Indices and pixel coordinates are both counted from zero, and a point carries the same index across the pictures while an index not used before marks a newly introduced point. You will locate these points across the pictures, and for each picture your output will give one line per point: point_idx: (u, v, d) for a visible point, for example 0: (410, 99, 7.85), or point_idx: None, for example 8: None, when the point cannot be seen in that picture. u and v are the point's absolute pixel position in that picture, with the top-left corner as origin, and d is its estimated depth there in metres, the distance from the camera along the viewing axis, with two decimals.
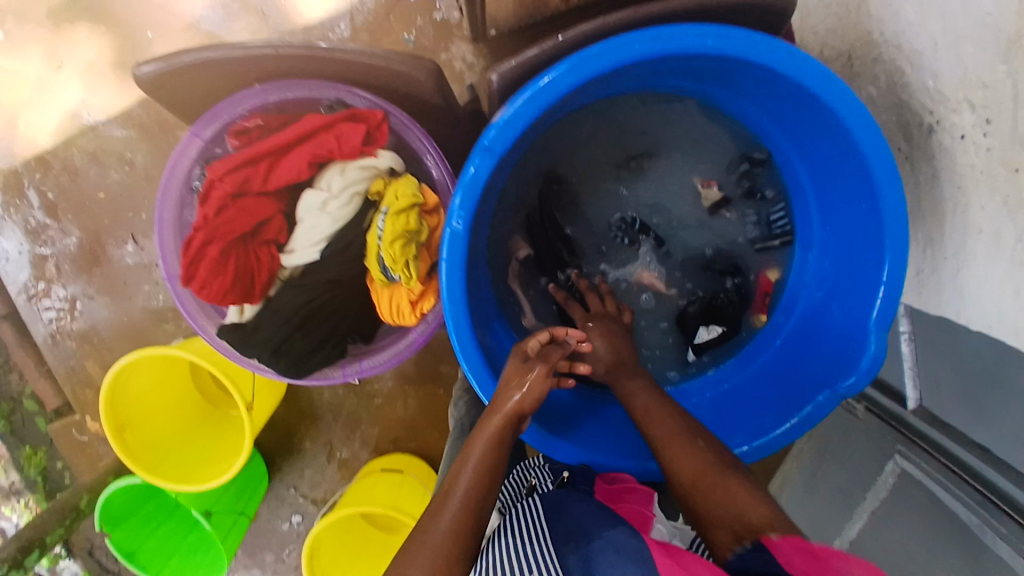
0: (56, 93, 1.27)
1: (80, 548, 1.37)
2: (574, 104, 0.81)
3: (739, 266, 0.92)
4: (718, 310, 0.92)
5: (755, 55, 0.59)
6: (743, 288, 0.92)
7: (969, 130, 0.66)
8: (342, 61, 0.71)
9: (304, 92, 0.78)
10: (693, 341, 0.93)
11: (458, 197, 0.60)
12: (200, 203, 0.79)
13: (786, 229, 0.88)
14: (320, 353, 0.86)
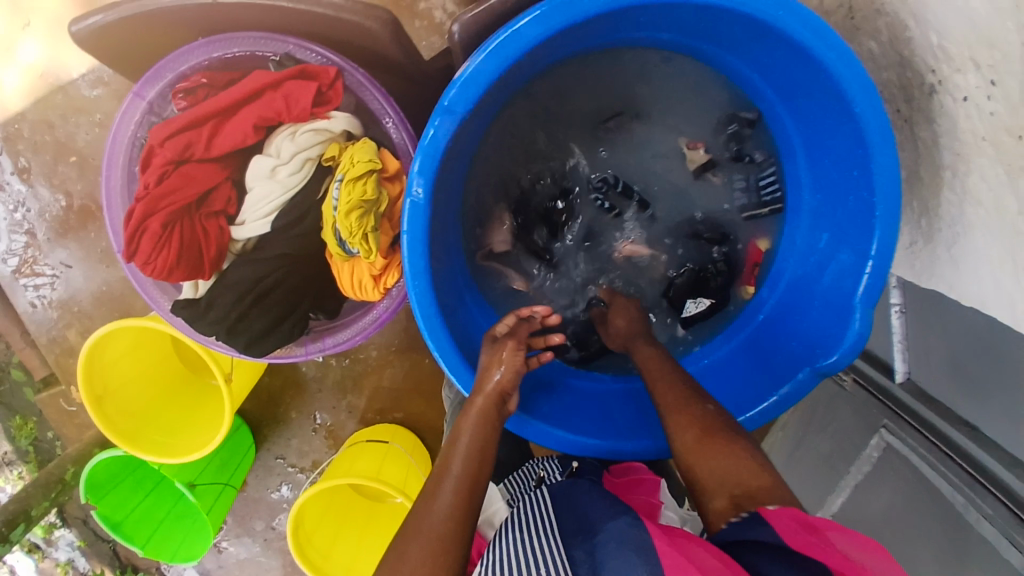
0: (22, 54, 1.21)
1: (75, 518, 1.36)
2: (553, 58, 0.75)
3: (727, 235, 0.87)
4: (706, 282, 0.87)
5: (734, 4, 0.56)
6: (730, 260, 0.86)
7: (972, 92, 0.62)
8: (287, 14, 0.69)
9: (249, 48, 0.75)
10: (681, 315, 0.88)
11: (418, 161, 0.59)
12: (143, 171, 0.76)
13: (776, 199, 0.83)
14: (280, 330, 0.82)
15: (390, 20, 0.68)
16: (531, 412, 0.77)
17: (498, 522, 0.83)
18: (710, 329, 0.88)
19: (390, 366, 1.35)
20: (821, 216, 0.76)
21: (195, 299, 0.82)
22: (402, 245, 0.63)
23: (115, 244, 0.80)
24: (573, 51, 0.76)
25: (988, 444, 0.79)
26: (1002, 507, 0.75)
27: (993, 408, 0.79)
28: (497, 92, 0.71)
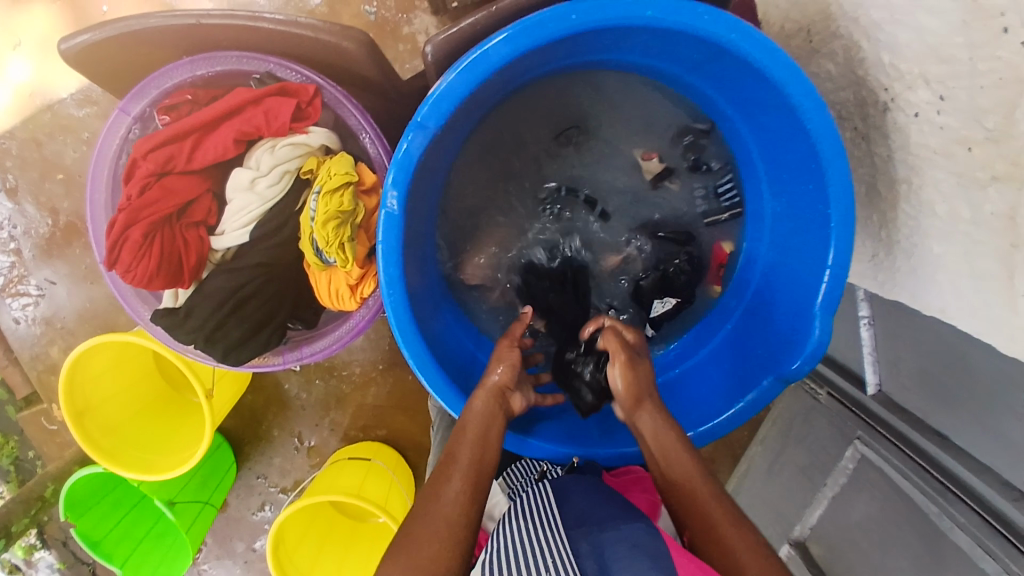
0: (13, 72, 1.24)
1: (55, 538, 1.33)
2: (530, 77, 0.79)
3: (691, 234, 0.91)
4: (672, 282, 0.90)
5: (692, 25, 0.60)
6: (694, 261, 0.90)
7: (923, 108, 0.66)
8: (269, 33, 0.72)
9: (230, 66, 0.77)
10: (650, 316, 0.91)
11: (392, 173, 0.62)
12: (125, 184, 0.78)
13: (734, 203, 0.87)
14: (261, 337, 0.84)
15: (366, 40, 0.72)
16: (521, 430, 0.79)
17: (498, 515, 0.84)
18: (675, 330, 0.93)
19: (374, 384, 1.36)
20: (781, 228, 0.80)
21: (174, 308, 0.83)
22: (377, 257, 0.65)
23: (98, 254, 0.82)
24: (542, 72, 0.79)
25: (961, 455, 0.79)
26: (979, 519, 0.74)
27: (960, 416, 0.80)
28: (472, 108, 0.74)
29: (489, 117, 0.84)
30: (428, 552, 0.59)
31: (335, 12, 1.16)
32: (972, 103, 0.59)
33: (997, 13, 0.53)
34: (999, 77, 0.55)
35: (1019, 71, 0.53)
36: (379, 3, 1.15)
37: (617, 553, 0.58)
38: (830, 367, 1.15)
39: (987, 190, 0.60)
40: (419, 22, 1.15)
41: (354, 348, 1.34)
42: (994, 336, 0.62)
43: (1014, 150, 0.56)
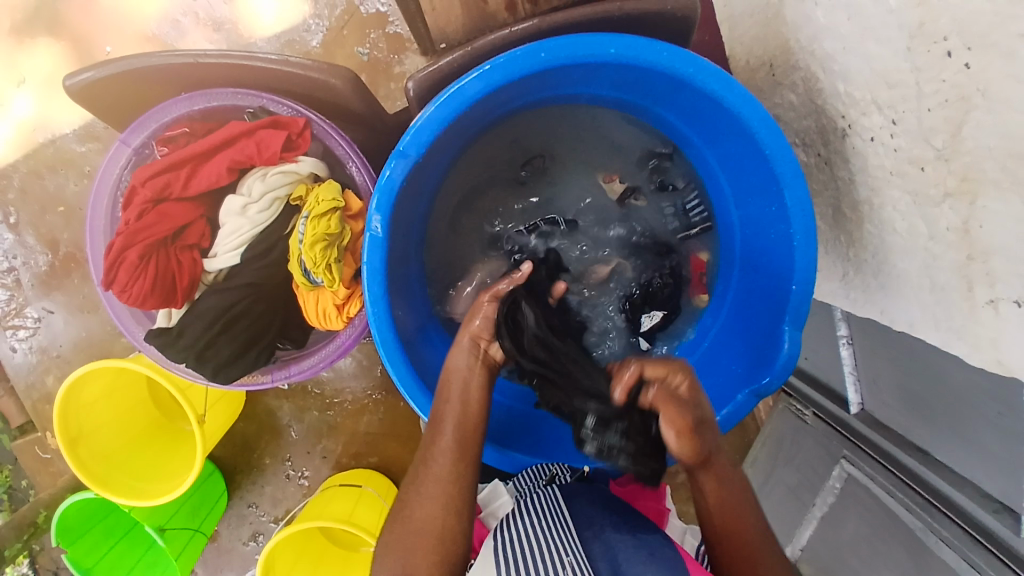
0: (17, 107, 1.29)
1: (46, 569, 1.32)
2: (509, 107, 0.83)
3: (671, 247, 0.95)
4: (653, 296, 0.94)
5: (654, 62, 0.65)
6: (676, 273, 0.95)
7: (878, 132, 0.70)
8: (262, 71, 0.76)
9: (227, 101, 0.81)
10: (641, 331, 0.95)
11: (376, 199, 0.67)
12: (123, 209, 0.82)
13: (705, 218, 0.92)
14: (249, 357, 0.86)
15: (351, 77, 0.77)
16: (496, 438, 0.84)
17: (499, 517, 0.89)
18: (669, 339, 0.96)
19: (366, 412, 1.37)
20: (750, 249, 0.84)
21: (167, 328, 0.86)
22: (363, 277, 0.70)
23: (94, 275, 0.85)
24: (518, 104, 0.83)
25: (942, 470, 0.78)
26: (961, 531, 0.73)
27: (940, 427, 0.78)
28: (454, 136, 0.79)
29: (473, 146, 0.89)
30: (427, 512, 0.69)
31: (330, 52, 1.22)
32: (921, 126, 0.62)
33: (941, 38, 0.56)
34: (945, 98, 0.58)
35: (964, 94, 0.55)
36: (372, 44, 1.21)
37: (631, 557, 0.60)
38: (808, 381, 1.13)
39: (941, 206, 0.62)
40: (409, 62, 1.21)
41: (347, 375, 1.36)
42: (959, 347, 0.63)
43: (963, 164, 0.58)
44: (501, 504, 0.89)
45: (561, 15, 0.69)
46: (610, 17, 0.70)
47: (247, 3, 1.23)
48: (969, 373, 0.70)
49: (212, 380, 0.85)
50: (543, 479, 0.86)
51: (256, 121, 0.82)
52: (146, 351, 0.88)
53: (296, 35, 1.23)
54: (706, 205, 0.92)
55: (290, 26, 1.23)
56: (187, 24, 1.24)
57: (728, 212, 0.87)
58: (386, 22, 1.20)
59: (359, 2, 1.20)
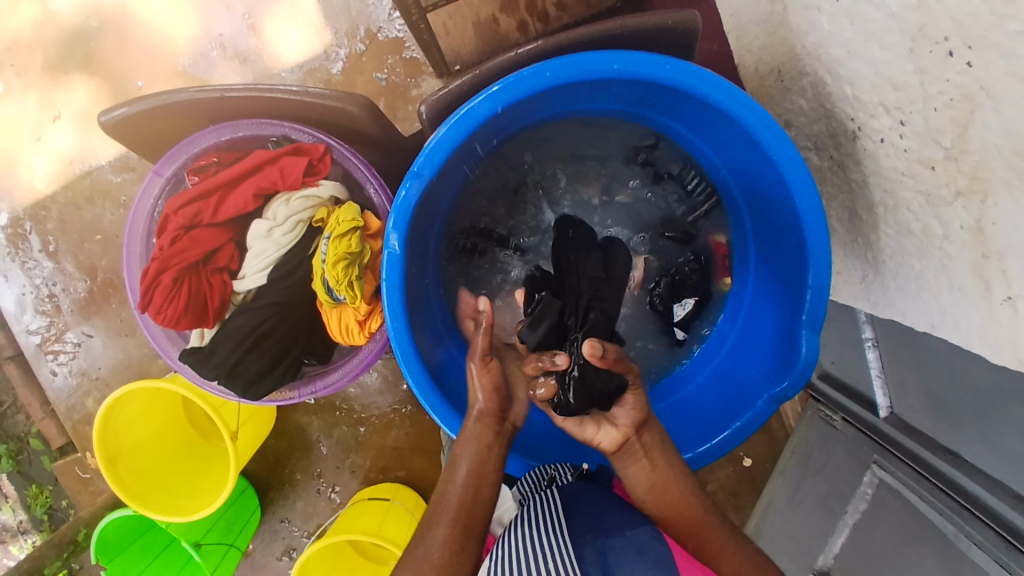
0: (54, 143, 1.36)
1: None
2: (520, 124, 0.85)
3: (691, 235, 0.98)
4: (682, 284, 0.97)
5: (659, 75, 0.67)
6: (701, 258, 0.98)
7: (887, 133, 0.70)
8: (284, 102, 0.80)
9: (252, 131, 0.85)
10: (676, 321, 0.97)
11: (393, 219, 0.69)
12: (158, 236, 0.86)
13: (707, 193, 0.93)
14: (275, 374, 0.90)
15: (368, 103, 0.80)
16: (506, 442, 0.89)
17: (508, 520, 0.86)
18: (701, 327, 0.96)
19: (393, 427, 1.40)
20: (765, 253, 0.85)
21: (200, 347, 0.89)
22: (382, 292, 0.72)
23: (132, 299, 0.89)
24: (529, 121, 0.85)
25: (973, 472, 0.76)
26: (994, 534, 0.71)
27: (965, 429, 0.77)
28: (468, 154, 0.82)
29: (489, 163, 0.91)
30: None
31: (350, 80, 1.27)
32: (929, 127, 0.63)
33: (942, 38, 0.56)
34: (949, 98, 0.58)
35: (969, 94, 0.56)
36: (389, 69, 1.25)
37: (626, 560, 0.61)
38: (838, 387, 1.10)
39: (954, 206, 0.62)
40: (426, 84, 1.25)
41: (373, 391, 1.39)
42: (979, 346, 0.62)
43: (971, 163, 0.58)
44: (506, 510, 0.87)
45: (565, 36, 0.71)
46: (613, 33, 0.72)
47: (270, 34, 1.29)
48: (989, 370, 0.71)
49: (242, 396, 0.89)
50: (544, 482, 0.84)
51: (280, 149, 0.86)
52: (181, 371, 0.91)
53: (316, 64, 1.28)
54: (705, 180, 0.93)
55: (310, 55, 1.28)
56: (214, 58, 1.30)
57: (742, 218, 0.88)
58: (402, 48, 1.25)
59: (376, 30, 1.25)
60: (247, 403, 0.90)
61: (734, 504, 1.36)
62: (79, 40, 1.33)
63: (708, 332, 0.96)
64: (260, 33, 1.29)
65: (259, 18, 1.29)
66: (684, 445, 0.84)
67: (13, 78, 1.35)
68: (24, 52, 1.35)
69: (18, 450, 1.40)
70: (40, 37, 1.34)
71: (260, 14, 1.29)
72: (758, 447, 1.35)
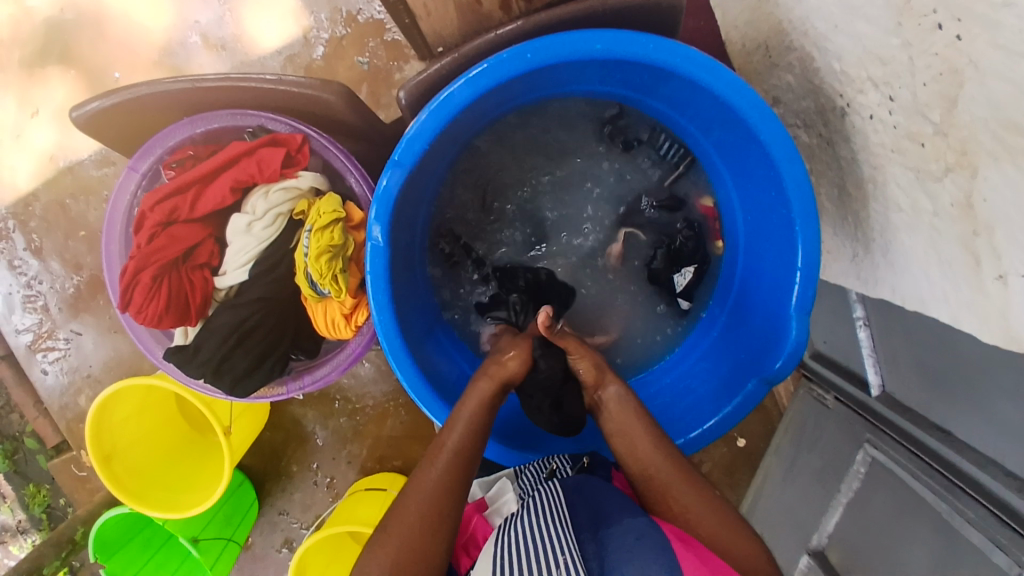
0: (32, 139, 1.33)
1: None
2: (502, 108, 0.83)
3: (679, 200, 0.94)
4: (679, 254, 0.93)
5: (642, 55, 0.66)
6: (694, 225, 0.93)
7: (875, 109, 0.69)
8: (258, 91, 0.78)
9: (227, 122, 0.83)
10: (678, 291, 0.94)
11: (374, 209, 0.68)
12: (136, 234, 0.85)
13: (681, 154, 0.91)
14: (263, 371, 0.89)
15: (344, 90, 0.78)
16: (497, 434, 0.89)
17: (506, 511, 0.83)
18: (705, 292, 0.95)
19: (389, 416, 1.40)
20: (752, 234, 0.84)
21: (184, 345, 0.88)
22: (367, 285, 0.71)
23: (113, 298, 0.88)
24: (511, 106, 0.84)
25: (965, 448, 0.76)
26: (987, 511, 0.71)
27: (958, 406, 0.77)
28: (450, 141, 0.81)
29: (471, 151, 0.90)
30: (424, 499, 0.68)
31: (331, 66, 1.25)
32: (917, 101, 0.62)
33: (929, 11, 0.55)
34: (937, 72, 0.57)
35: (955, 66, 0.55)
36: (371, 53, 1.23)
37: (622, 546, 0.62)
38: (831, 366, 1.10)
39: (943, 181, 0.62)
40: (409, 68, 1.22)
41: (367, 381, 1.39)
42: (970, 323, 0.62)
43: (960, 138, 0.57)
44: (506, 501, 0.84)
45: (545, 17, 0.69)
46: (595, 13, 0.70)
47: (249, 20, 1.26)
48: (982, 346, 0.71)
49: (231, 395, 0.88)
50: (544, 474, 0.85)
51: (256, 140, 0.84)
52: (167, 369, 0.90)
53: (296, 50, 1.25)
54: (678, 142, 0.90)
55: (290, 41, 1.25)
56: (192, 47, 1.27)
57: (729, 198, 0.87)
58: (383, 31, 1.22)
59: (356, 13, 1.22)
60: (236, 401, 0.89)
61: (729, 482, 1.36)
62: (52, 31, 1.30)
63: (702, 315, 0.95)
64: (237, 20, 1.26)
65: (237, 3, 1.26)
66: (673, 431, 0.84)
67: None
68: None
69: (14, 450, 1.40)
70: (13, 29, 1.31)
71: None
72: (753, 426, 1.35)
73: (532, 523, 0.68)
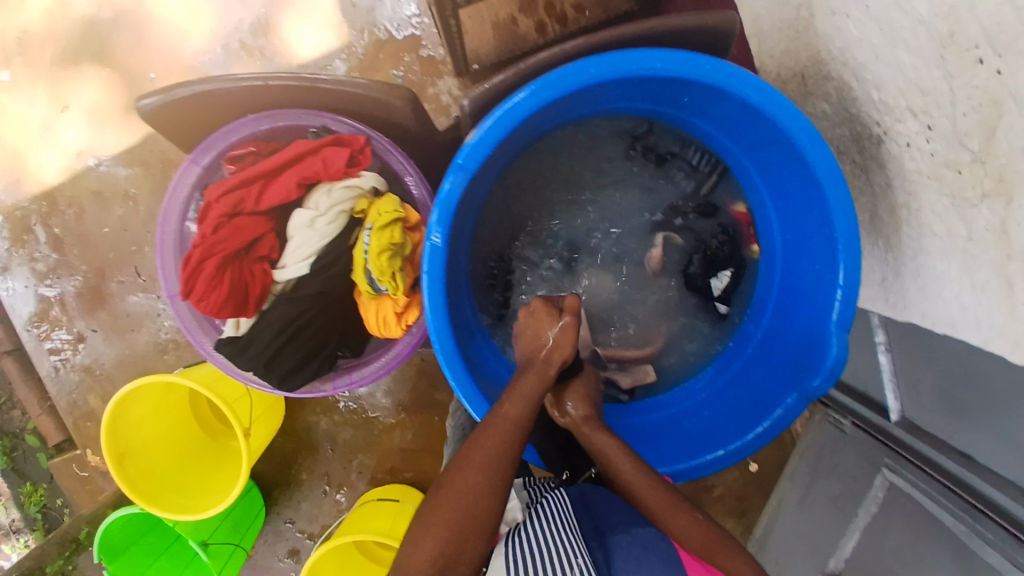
0: (62, 135, 1.34)
1: None
2: (551, 121, 0.86)
3: (715, 206, 0.96)
4: (716, 258, 0.96)
5: (699, 74, 0.69)
6: (729, 231, 0.96)
7: (913, 137, 0.72)
8: (327, 92, 0.81)
9: (292, 122, 0.86)
10: (715, 295, 0.96)
11: (436, 214, 0.70)
12: (199, 223, 0.85)
13: (713, 163, 0.94)
14: (309, 367, 0.90)
15: (411, 97, 0.82)
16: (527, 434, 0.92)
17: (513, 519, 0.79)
18: (743, 295, 0.96)
19: (401, 427, 1.39)
20: (791, 253, 0.87)
21: (236, 335, 0.89)
22: (423, 285, 0.73)
23: (165, 286, 0.88)
24: (559, 120, 0.87)
25: (986, 473, 0.77)
26: (1004, 532, 0.73)
27: (980, 427, 0.79)
28: (501, 153, 0.83)
29: (514, 164, 0.92)
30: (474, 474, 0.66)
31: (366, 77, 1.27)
32: (956, 130, 0.64)
33: (972, 46, 0.58)
34: (977, 103, 0.60)
35: (995, 97, 0.58)
36: (406, 68, 1.26)
37: None
38: (850, 393, 1.11)
39: (979, 207, 0.64)
40: (443, 84, 1.26)
41: (382, 391, 1.39)
42: (1000, 344, 0.64)
43: (997, 165, 0.60)
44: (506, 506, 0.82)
45: (606, 36, 0.72)
46: (656, 34, 0.73)
47: (287, 30, 1.29)
48: (1007, 370, 0.73)
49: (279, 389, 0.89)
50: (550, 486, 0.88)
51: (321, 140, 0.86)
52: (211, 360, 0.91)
53: (332, 61, 1.28)
54: (709, 152, 0.93)
55: (327, 53, 1.28)
56: (228, 54, 1.30)
57: (768, 217, 0.90)
58: (419, 47, 1.25)
59: (394, 29, 1.26)
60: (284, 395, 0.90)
61: (740, 506, 1.36)
62: (91, 31, 1.32)
63: (739, 320, 0.97)
64: (276, 29, 1.29)
65: (276, 13, 1.29)
66: (713, 443, 0.84)
67: (20, 69, 1.34)
68: (33, 42, 1.33)
69: (12, 447, 1.39)
70: (50, 26, 1.33)
71: (278, 10, 1.29)
72: (766, 451, 1.36)
73: (538, 529, 0.69)
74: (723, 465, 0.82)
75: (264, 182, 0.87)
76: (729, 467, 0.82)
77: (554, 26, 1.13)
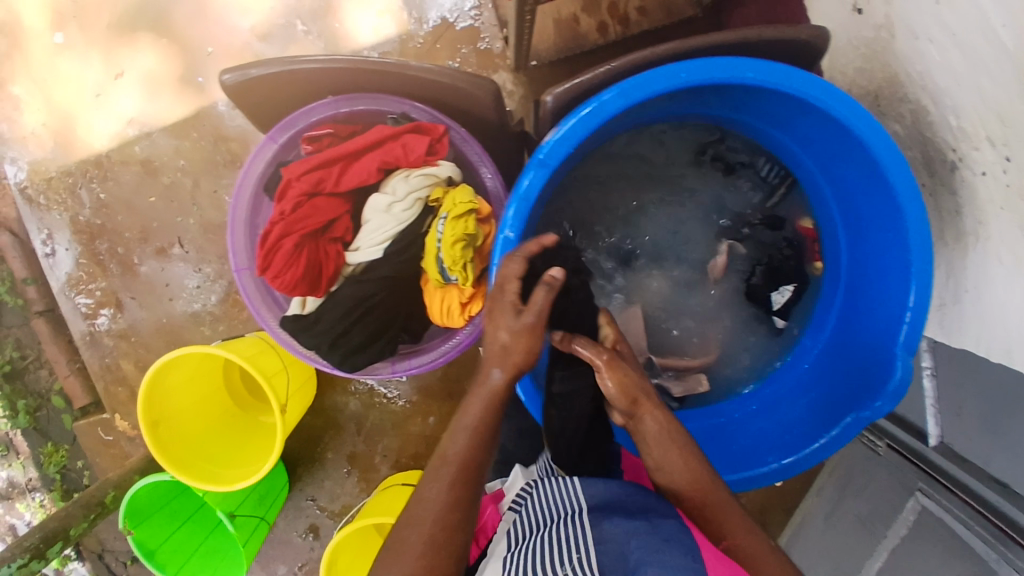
0: (113, 102, 1.36)
1: (90, 551, 1.40)
2: (626, 121, 0.87)
3: (781, 219, 0.97)
4: (781, 271, 0.96)
5: (790, 87, 0.69)
6: (794, 244, 0.96)
7: (989, 166, 0.71)
8: (412, 77, 0.81)
9: (371, 105, 0.87)
10: (774, 309, 0.97)
11: (513, 208, 0.72)
12: (278, 201, 0.86)
13: (782, 175, 0.94)
14: (373, 349, 0.91)
15: (494, 89, 0.81)
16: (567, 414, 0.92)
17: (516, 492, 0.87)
18: (803, 310, 0.96)
19: (428, 414, 1.40)
20: (858, 270, 0.87)
21: (303, 314, 0.91)
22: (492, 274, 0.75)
23: (234, 261, 0.92)
24: (634, 120, 0.87)
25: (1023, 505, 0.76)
26: None
27: (1015, 460, 0.78)
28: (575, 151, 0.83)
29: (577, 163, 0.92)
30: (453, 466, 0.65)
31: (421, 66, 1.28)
32: None
33: None
34: None
35: None
36: (462, 59, 1.26)
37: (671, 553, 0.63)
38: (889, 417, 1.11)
39: None
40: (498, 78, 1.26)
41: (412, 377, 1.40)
42: None
43: None
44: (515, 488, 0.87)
45: (696, 42, 0.72)
46: (747, 43, 0.73)
47: (346, 13, 1.29)
48: None
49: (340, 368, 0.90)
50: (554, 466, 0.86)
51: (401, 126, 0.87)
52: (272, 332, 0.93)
53: (389, 47, 1.28)
54: (780, 164, 0.94)
55: (384, 39, 1.29)
56: (284, 34, 1.31)
57: (836, 233, 0.90)
58: (477, 39, 1.25)
59: (453, 19, 1.26)
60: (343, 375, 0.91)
61: (761, 520, 1.36)
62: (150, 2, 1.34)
63: (798, 333, 0.97)
64: (334, 12, 1.30)
65: None
66: (768, 454, 0.84)
67: (76, 33, 1.35)
68: (91, 8, 1.35)
69: (37, 406, 1.41)
70: None
71: None
72: None
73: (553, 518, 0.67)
74: (776, 479, 0.82)
75: (345, 163, 0.88)
76: (785, 481, 0.81)
77: (615, 27, 1.16)
